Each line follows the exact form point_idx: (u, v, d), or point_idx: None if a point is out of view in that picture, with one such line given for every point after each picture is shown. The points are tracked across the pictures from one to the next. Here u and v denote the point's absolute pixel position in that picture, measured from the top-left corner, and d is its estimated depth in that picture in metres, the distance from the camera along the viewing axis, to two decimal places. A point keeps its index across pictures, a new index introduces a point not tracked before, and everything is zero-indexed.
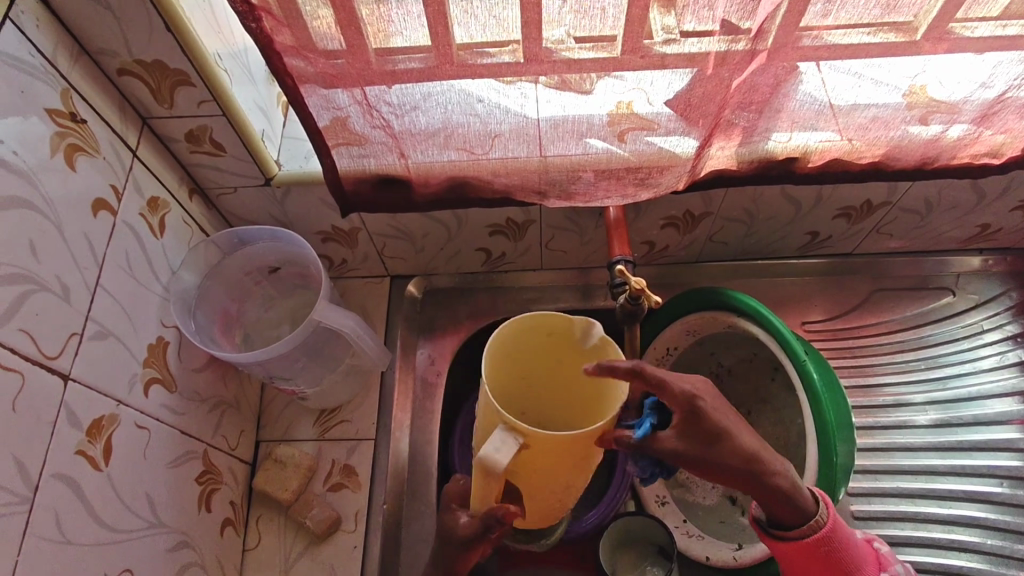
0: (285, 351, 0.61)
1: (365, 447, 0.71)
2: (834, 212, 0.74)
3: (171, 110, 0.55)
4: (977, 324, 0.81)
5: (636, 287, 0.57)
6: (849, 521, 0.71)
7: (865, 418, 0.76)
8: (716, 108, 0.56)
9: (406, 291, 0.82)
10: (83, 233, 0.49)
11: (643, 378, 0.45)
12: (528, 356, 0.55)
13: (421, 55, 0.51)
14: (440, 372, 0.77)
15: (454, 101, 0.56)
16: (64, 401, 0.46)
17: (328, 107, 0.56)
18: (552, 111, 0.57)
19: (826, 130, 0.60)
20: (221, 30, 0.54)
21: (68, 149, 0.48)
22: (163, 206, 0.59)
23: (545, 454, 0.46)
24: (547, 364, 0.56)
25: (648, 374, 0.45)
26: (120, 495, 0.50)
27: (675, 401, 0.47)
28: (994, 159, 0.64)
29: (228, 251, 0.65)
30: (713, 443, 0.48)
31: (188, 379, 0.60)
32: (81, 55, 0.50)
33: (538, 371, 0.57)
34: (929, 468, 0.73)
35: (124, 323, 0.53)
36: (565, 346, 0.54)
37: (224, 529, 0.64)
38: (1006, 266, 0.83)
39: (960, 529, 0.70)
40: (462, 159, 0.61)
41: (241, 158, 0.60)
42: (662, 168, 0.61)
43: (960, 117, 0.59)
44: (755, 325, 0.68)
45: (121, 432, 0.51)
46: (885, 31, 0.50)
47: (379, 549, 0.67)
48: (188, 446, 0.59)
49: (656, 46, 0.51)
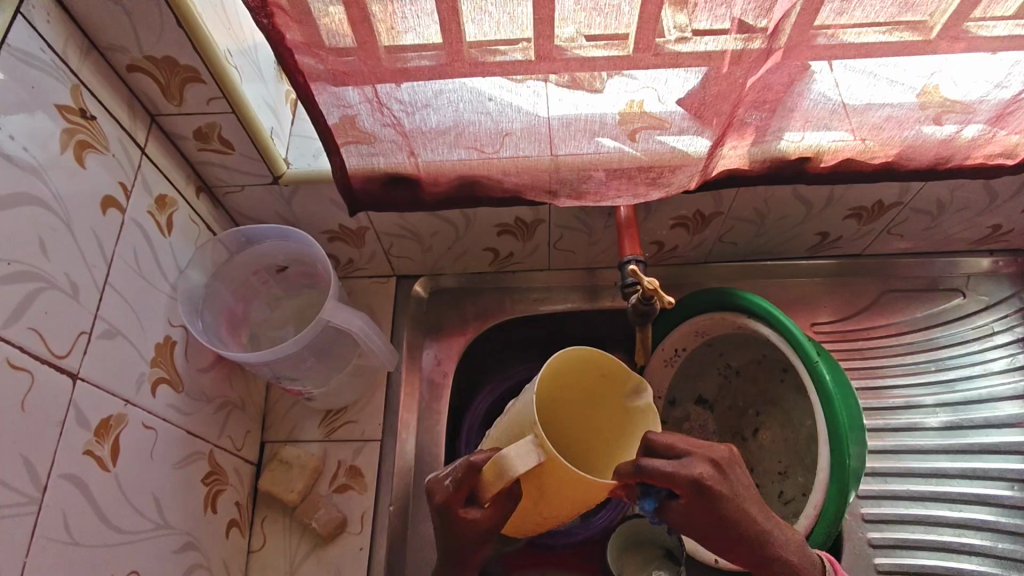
0: (292, 351, 0.61)
1: (371, 447, 0.71)
2: (845, 213, 0.73)
3: (179, 107, 0.55)
4: (988, 326, 0.80)
5: (649, 288, 0.57)
6: (860, 524, 0.70)
7: (874, 420, 0.76)
8: (730, 107, 0.56)
9: (413, 291, 0.81)
10: (92, 230, 0.49)
11: (648, 475, 0.47)
12: (565, 378, 0.55)
13: (432, 52, 0.51)
14: (447, 372, 0.78)
15: (464, 99, 0.55)
16: (73, 400, 0.45)
17: (339, 105, 0.56)
18: (564, 109, 0.56)
19: (839, 130, 0.60)
20: (231, 26, 0.53)
21: (77, 146, 0.48)
22: (170, 204, 0.58)
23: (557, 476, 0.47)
24: (570, 394, 0.56)
25: (653, 469, 0.47)
26: (127, 496, 0.50)
27: (682, 488, 0.47)
28: (1009, 160, 0.63)
29: (235, 250, 0.65)
30: (722, 522, 0.49)
31: (195, 378, 0.60)
32: (90, 50, 0.49)
33: (561, 396, 0.56)
34: (940, 471, 0.72)
35: (132, 322, 0.52)
36: (603, 388, 0.55)
37: (229, 530, 0.63)
38: (1017, 267, 0.82)
39: (971, 532, 0.69)
40: (472, 158, 0.61)
41: (250, 157, 0.60)
42: (673, 168, 0.61)
43: (975, 116, 0.59)
44: (765, 326, 0.67)
45: (129, 432, 0.50)
46: (900, 30, 0.50)
47: (386, 550, 0.67)
48: (195, 446, 0.59)
49: (670, 44, 0.50)
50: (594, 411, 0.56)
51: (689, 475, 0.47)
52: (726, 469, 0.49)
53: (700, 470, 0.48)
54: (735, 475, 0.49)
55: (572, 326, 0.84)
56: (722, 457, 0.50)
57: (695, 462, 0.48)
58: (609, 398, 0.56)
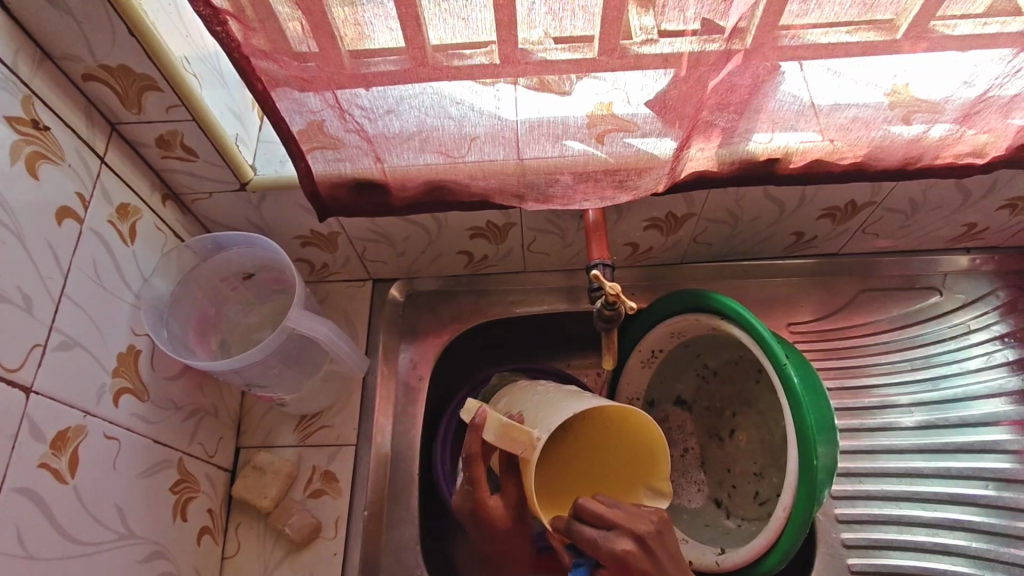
0: (258, 358, 0.60)
1: (346, 453, 0.71)
2: (819, 213, 0.73)
3: (139, 116, 0.54)
4: (964, 325, 0.80)
5: (613, 293, 0.58)
6: (833, 524, 0.70)
7: (850, 420, 0.76)
8: (693, 109, 0.56)
9: (389, 293, 0.81)
10: (45, 241, 0.48)
11: (575, 539, 0.52)
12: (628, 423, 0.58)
13: (396, 57, 0.50)
14: (423, 376, 0.77)
15: (428, 103, 0.55)
16: (26, 413, 0.45)
17: (301, 111, 0.55)
18: (529, 112, 0.56)
19: (807, 131, 0.59)
20: (188, 33, 0.53)
21: (30, 157, 0.48)
22: (133, 213, 0.58)
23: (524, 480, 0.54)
24: (624, 423, 0.59)
25: (580, 532, 0.51)
26: (87, 508, 0.50)
27: (606, 558, 0.50)
28: (978, 159, 0.63)
29: (203, 256, 0.65)
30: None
31: (161, 387, 0.59)
32: (43, 61, 0.49)
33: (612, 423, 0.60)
34: (915, 471, 0.72)
35: (91, 332, 0.52)
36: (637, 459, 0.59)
37: (201, 538, 0.63)
38: (995, 264, 0.82)
39: (945, 532, 0.69)
40: (439, 162, 0.61)
41: (215, 164, 0.60)
42: (640, 170, 0.61)
43: (942, 116, 0.58)
44: (736, 325, 0.66)
45: (88, 442, 0.50)
46: (865, 30, 0.49)
47: (360, 556, 0.67)
48: (163, 454, 0.59)
49: (635, 47, 0.49)
50: (622, 457, 0.60)
51: (611, 548, 0.50)
52: (652, 545, 0.51)
53: (621, 545, 0.50)
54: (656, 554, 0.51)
55: (549, 327, 0.83)
56: (648, 530, 0.52)
57: (619, 536, 0.51)
58: (628, 458, 0.60)
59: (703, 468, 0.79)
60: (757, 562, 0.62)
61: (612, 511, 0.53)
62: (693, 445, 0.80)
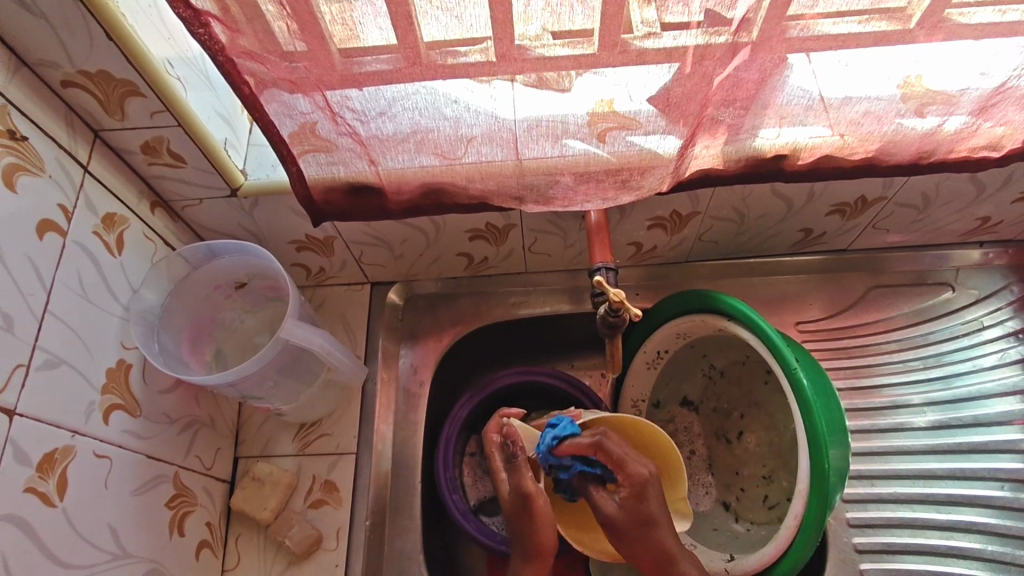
0: (254, 371, 0.59)
1: (346, 461, 0.70)
2: (828, 209, 0.71)
3: (123, 122, 0.52)
4: (978, 321, 0.78)
5: (616, 299, 0.56)
6: (845, 529, 0.68)
7: (862, 420, 0.74)
8: (697, 106, 0.54)
9: (387, 297, 0.79)
10: (27, 256, 0.47)
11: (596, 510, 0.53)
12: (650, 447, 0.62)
13: (388, 56, 0.48)
14: (423, 381, 0.76)
15: (422, 104, 0.53)
16: (10, 438, 0.44)
17: (291, 114, 0.53)
18: (528, 111, 0.53)
19: (816, 126, 0.57)
20: (171, 36, 0.51)
21: (8, 169, 0.46)
22: (120, 222, 0.57)
23: (515, 478, 0.56)
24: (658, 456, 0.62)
25: (608, 448, 0.53)
26: (78, 530, 0.49)
27: (628, 477, 0.52)
28: (994, 152, 0.61)
29: (196, 265, 0.63)
30: (644, 527, 0.51)
31: (154, 401, 0.58)
32: (18, 68, 0.47)
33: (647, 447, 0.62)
34: (928, 473, 0.70)
35: (78, 348, 0.51)
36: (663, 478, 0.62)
37: (200, 552, 0.62)
38: (1008, 259, 0.80)
39: (959, 535, 0.68)
40: (435, 164, 0.59)
41: (204, 170, 0.58)
42: (643, 169, 0.59)
43: (958, 108, 0.56)
44: (743, 327, 0.64)
45: (77, 464, 0.49)
46: (877, 19, 0.47)
47: (362, 566, 0.66)
48: (157, 470, 0.57)
49: (637, 41, 0.47)
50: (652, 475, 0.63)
51: (632, 475, 0.52)
52: (649, 488, 0.52)
53: (638, 471, 0.52)
54: (657, 489, 0.52)
55: (552, 328, 0.82)
56: (648, 477, 0.52)
57: (632, 467, 0.52)
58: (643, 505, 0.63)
59: (710, 471, 0.77)
60: (766, 571, 0.61)
61: (626, 451, 0.54)
62: (700, 448, 0.79)
